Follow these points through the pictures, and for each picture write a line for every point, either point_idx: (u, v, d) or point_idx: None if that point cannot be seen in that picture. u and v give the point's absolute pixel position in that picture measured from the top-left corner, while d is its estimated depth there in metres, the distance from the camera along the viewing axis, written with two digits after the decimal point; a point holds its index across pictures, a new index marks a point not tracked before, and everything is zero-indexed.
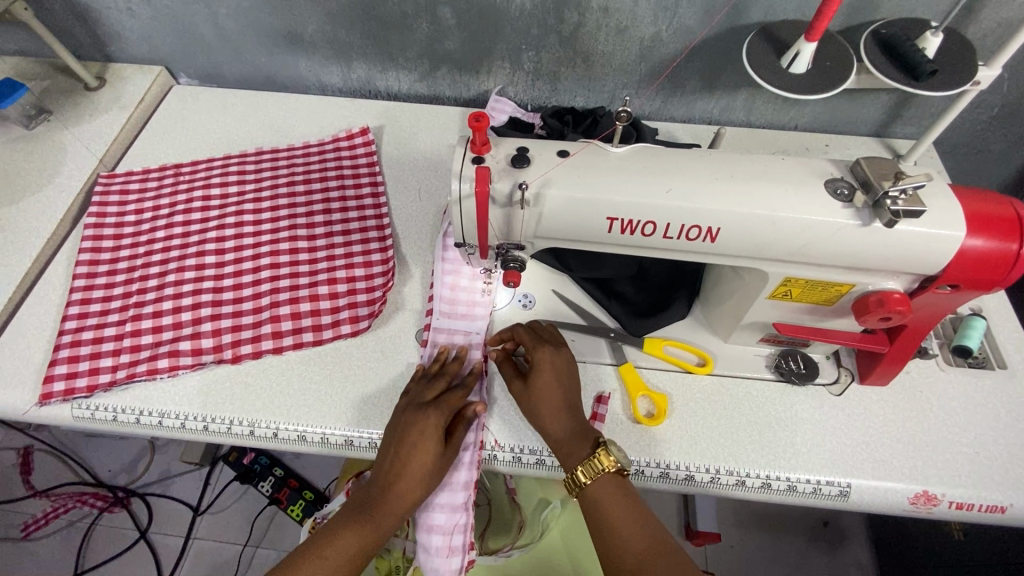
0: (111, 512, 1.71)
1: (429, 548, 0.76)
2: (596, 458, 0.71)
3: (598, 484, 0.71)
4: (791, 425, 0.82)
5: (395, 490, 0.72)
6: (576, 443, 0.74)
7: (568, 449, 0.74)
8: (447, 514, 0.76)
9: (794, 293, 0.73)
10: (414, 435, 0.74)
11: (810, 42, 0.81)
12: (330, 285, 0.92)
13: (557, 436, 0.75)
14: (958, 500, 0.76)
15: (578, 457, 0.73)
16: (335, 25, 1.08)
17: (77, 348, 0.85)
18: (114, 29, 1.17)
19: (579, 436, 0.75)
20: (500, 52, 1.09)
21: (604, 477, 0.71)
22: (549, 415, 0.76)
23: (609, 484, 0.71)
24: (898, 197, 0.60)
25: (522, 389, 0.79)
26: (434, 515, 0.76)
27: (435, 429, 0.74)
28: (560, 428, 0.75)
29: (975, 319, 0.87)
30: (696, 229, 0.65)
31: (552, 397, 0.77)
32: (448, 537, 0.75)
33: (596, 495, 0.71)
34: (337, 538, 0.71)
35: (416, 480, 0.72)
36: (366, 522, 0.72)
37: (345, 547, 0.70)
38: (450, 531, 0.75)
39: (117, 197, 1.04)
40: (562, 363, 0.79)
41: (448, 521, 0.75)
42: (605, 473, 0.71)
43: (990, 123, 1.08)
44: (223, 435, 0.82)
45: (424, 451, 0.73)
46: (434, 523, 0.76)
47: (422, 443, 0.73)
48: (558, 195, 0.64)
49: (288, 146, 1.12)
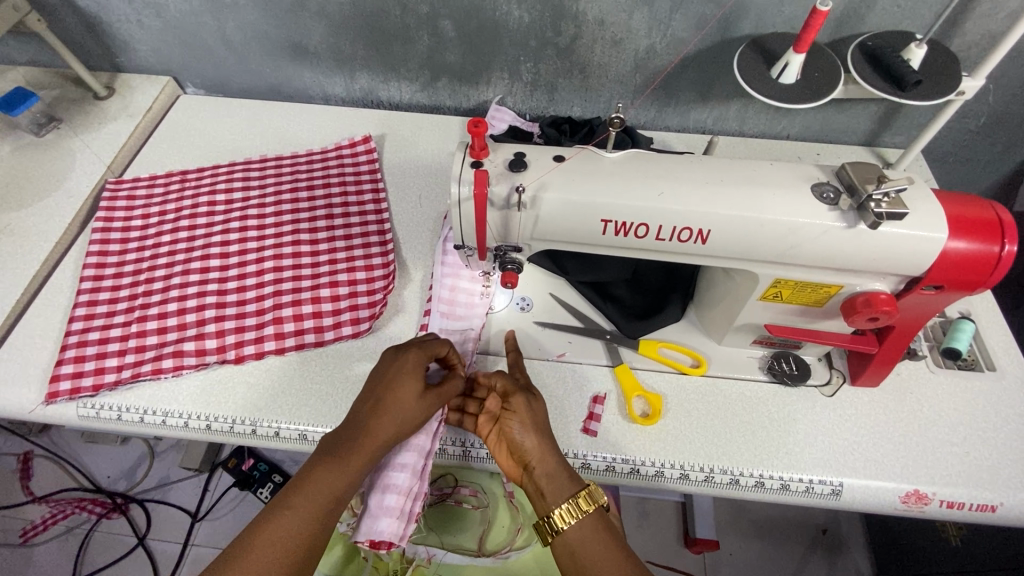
0: (109, 518, 1.71)
1: (377, 508, 0.75)
2: (579, 499, 0.69)
3: (580, 526, 0.68)
4: (783, 425, 0.83)
5: (370, 429, 0.71)
6: (563, 478, 0.71)
7: (546, 488, 0.71)
8: (406, 476, 0.76)
9: (784, 294, 0.75)
10: (394, 378, 0.74)
11: (798, 53, 0.84)
12: (332, 288, 0.94)
13: (543, 473, 0.72)
14: (948, 499, 0.77)
15: (561, 495, 0.70)
16: (339, 37, 1.11)
17: (83, 349, 0.87)
18: (123, 41, 1.20)
19: (562, 472, 0.72)
20: (499, 63, 1.12)
21: (585, 521, 0.68)
22: (539, 444, 0.73)
23: (592, 525, 0.69)
24: (882, 200, 0.62)
25: (523, 408, 0.76)
26: (395, 476, 0.76)
27: (416, 364, 0.76)
28: (546, 460, 0.72)
29: (963, 322, 0.88)
30: (688, 231, 0.67)
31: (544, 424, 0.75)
32: (403, 499, 0.75)
33: (574, 537, 0.68)
34: (309, 482, 0.67)
35: (392, 419, 0.72)
36: (340, 462, 0.69)
37: (321, 484, 0.67)
38: (406, 493, 0.76)
39: (124, 202, 1.06)
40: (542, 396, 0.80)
41: (407, 483, 0.76)
42: (586, 514, 0.69)
43: (978, 132, 1.11)
44: (225, 434, 0.84)
45: (406, 389, 0.74)
46: (391, 484, 0.76)
47: (401, 382, 0.74)
48: (554, 198, 0.66)
49: (292, 154, 1.15)
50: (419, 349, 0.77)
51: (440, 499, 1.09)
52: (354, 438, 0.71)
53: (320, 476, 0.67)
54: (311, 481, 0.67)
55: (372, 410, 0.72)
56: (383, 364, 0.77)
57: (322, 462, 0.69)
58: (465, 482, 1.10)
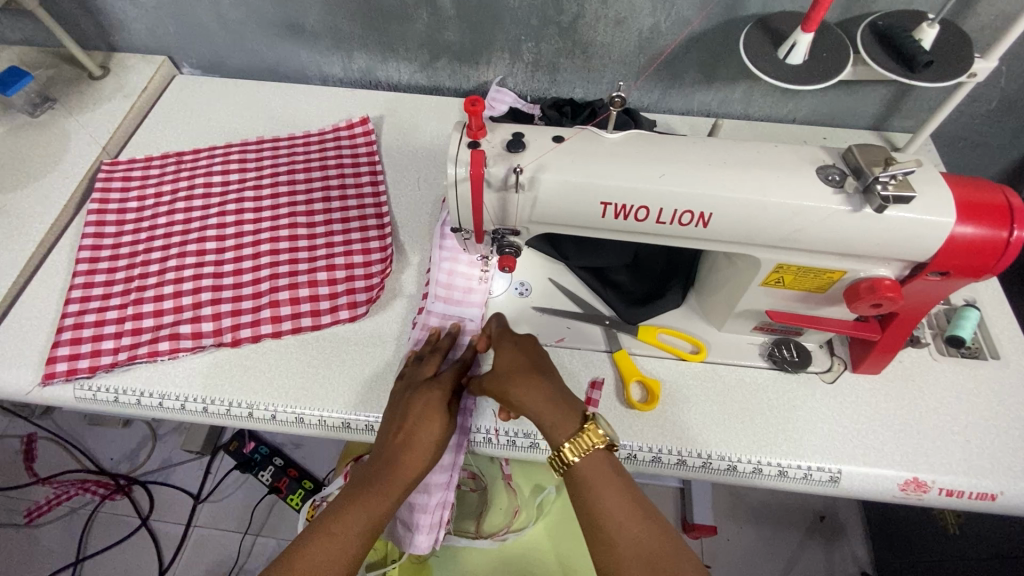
0: (113, 499, 1.73)
1: (411, 524, 0.79)
2: (586, 431, 0.68)
3: (590, 459, 0.67)
4: (783, 411, 0.82)
5: (404, 458, 0.71)
6: (562, 417, 0.70)
7: (552, 422, 0.70)
8: (433, 494, 0.79)
9: (786, 280, 0.74)
10: (424, 413, 0.75)
11: (806, 32, 0.81)
12: (329, 271, 0.93)
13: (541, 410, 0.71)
14: (947, 487, 0.77)
15: (563, 432, 0.69)
16: (336, 16, 1.09)
17: (79, 331, 0.87)
18: (117, 19, 1.18)
19: (563, 407, 0.70)
20: (499, 43, 1.09)
21: (592, 454, 0.67)
22: (531, 390, 0.72)
23: (597, 459, 0.67)
24: (889, 182, 0.60)
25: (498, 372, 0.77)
26: (421, 496, 0.78)
27: (441, 398, 0.76)
28: (542, 399, 0.71)
29: (968, 309, 0.87)
30: (689, 214, 0.65)
31: (527, 375, 0.74)
32: (432, 515, 0.79)
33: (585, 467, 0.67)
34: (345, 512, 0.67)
35: (425, 450, 0.73)
36: (373, 494, 0.69)
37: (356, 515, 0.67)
38: (434, 510, 0.79)
39: (120, 183, 1.05)
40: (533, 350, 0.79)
41: (433, 501, 0.79)
42: (594, 448, 0.67)
43: (988, 116, 1.08)
44: (223, 417, 0.84)
45: (440, 423, 0.74)
46: (418, 502, 0.79)
47: (432, 416, 0.74)
48: (552, 180, 0.65)
49: (290, 135, 1.13)
50: (445, 380, 0.78)
51: None
52: (389, 469, 0.71)
53: (358, 507, 0.68)
54: (351, 509, 0.68)
55: (404, 442, 0.73)
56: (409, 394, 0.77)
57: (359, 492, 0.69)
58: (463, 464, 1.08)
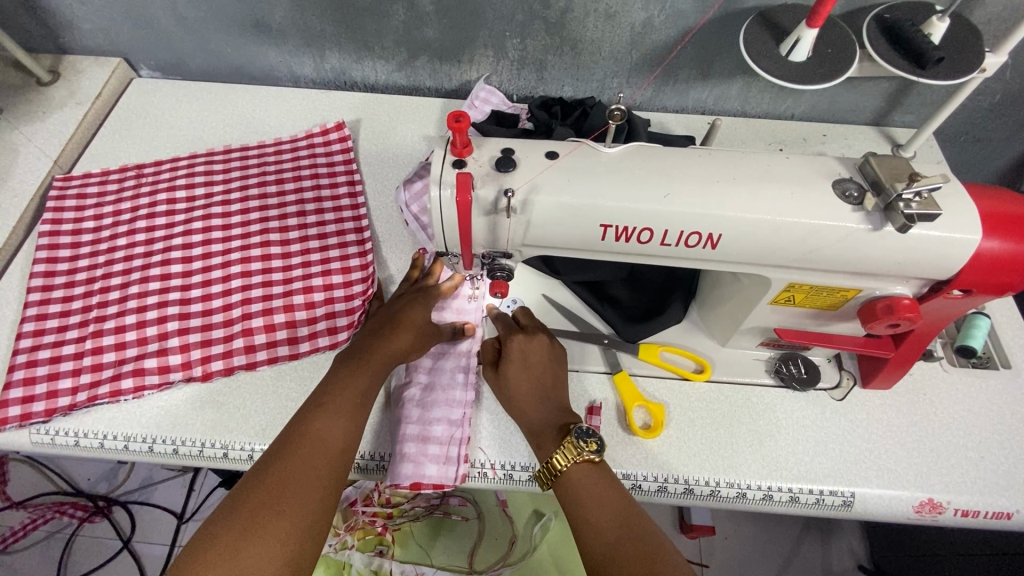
0: (92, 521, 1.65)
1: (423, 457, 0.75)
2: (566, 445, 0.67)
3: (576, 470, 0.67)
4: (793, 432, 0.79)
5: (383, 338, 0.75)
6: (548, 434, 0.71)
7: (540, 438, 0.71)
8: (445, 426, 0.77)
9: (798, 298, 0.69)
10: (403, 307, 0.79)
11: (812, 28, 0.76)
12: (306, 293, 0.86)
13: (529, 422, 0.73)
14: (963, 508, 0.74)
15: (550, 448, 0.70)
16: (305, 12, 1.00)
17: (33, 369, 0.79)
18: (64, 18, 1.08)
19: (550, 421, 0.72)
20: (482, 40, 1.02)
21: (578, 467, 0.66)
22: (524, 406, 0.74)
23: (583, 472, 0.66)
24: (912, 200, 0.56)
25: (495, 380, 0.78)
26: (432, 426, 0.76)
27: (425, 301, 0.80)
28: (534, 416, 0.73)
29: (979, 317, 0.83)
30: (696, 236, 0.60)
31: (519, 385, 0.75)
32: (445, 447, 0.75)
33: (570, 482, 0.66)
34: (337, 383, 0.70)
35: (403, 334, 0.76)
36: (358, 363, 0.73)
37: (347, 382, 0.71)
38: (447, 441, 0.76)
39: (74, 201, 0.97)
40: (535, 353, 0.77)
41: (445, 433, 0.76)
42: (579, 461, 0.67)
43: (992, 110, 1.05)
44: (194, 458, 0.77)
45: (420, 312, 0.79)
46: (431, 434, 0.76)
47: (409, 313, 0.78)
48: (546, 202, 0.59)
49: (259, 144, 1.05)
50: (423, 292, 0.82)
51: (428, 512, 1.02)
52: (346, 373, 0.72)
53: (348, 374, 0.71)
54: (339, 382, 0.70)
55: (382, 332, 0.77)
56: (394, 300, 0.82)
57: (317, 405, 0.68)
58: (455, 491, 1.04)
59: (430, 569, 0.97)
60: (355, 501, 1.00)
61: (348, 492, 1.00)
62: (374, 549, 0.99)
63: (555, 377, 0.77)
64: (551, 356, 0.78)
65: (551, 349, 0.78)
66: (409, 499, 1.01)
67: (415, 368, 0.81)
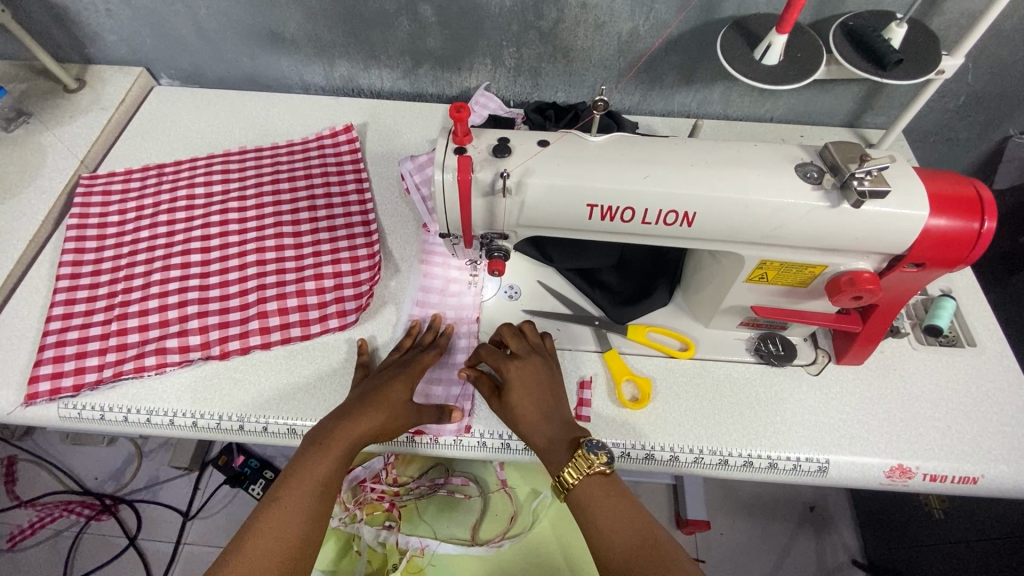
0: (99, 520, 1.68)
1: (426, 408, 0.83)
2: (579, 457, 0.71)
3: (587, 483, 0.70)
4: (772, 405, 0.84)
5: (379, 396, 0.76)
6: (559, 449, 0.73)
7: (550, 455, 0.74)
8: (447, 386, 0.85)
9: (770, 276, 0.75)
10: (384, 382, 0.78)
11: (781, 34, 0.83)
12: (317, 280, 0.92)
13: (540, 445, 0.75)
14: (931, 472, 0.79)
15: (561, 462, 0.73)
16: (317, 24, 1.09)
17: (62, 348, 0.85)
18: (92, 30, 1.16)
19: (559, 440, 0.74)
20: (481, 49, 1.10)
21: (591, 478, 0.70)
22: (531, 427, 0.76)
23: (595, 483, 0.70)
24: (865, 177, 0.63)
25: (500, 408, 0.79)
26: (435, 384, 0.85)
27: (406, 373, 0.79)
28: (541, 435, 0.75)
29: (944, 299, 0.89)
30: (674, 214, 0.67)
31: (527, 411, 0.77)
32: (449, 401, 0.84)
33: (583, 495, 0.70)
34: (383, 394, 0.76)
35: (391, 395, 0.76)
36: (376, 402, 0.75)
37: (394, 395, 0.76)
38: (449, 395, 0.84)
39: (100, 197, 1.03)
40: (534, 375, 0.79)
41: (446, 391, 0.84)
42: (591, 473, 0.70)
43: (957, 111, 1.13)
44: (212, 431, 0.83)
45: (397, 390, 0.77)
46: (435, 391, 0.84)
47: (391, 382, 0.78)
48: (538, 183, 0.66)
49: (272, 145, 1.12)
50: (409, 365, 0.81)
51: (432, 490, 1.07)
52: (332, 432, 0.72)
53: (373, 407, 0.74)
54: (391, 391, 0.76)
55: (367, 398, 0.76)
56: (380, 373, 0.81)
57: (360, 407, 0.74)
58: (457, 472, 1.10)
59: (434, 541, 1.01)
60: (364, 480, 1.05)
61: (358, 471, 1.05)
62: (383, 523, 1.04)
63: (555, 395, 0.79)
64: (549, 376, 0.80)
65: (546, 370, 0.81)
66: (413, 479, 1.09)
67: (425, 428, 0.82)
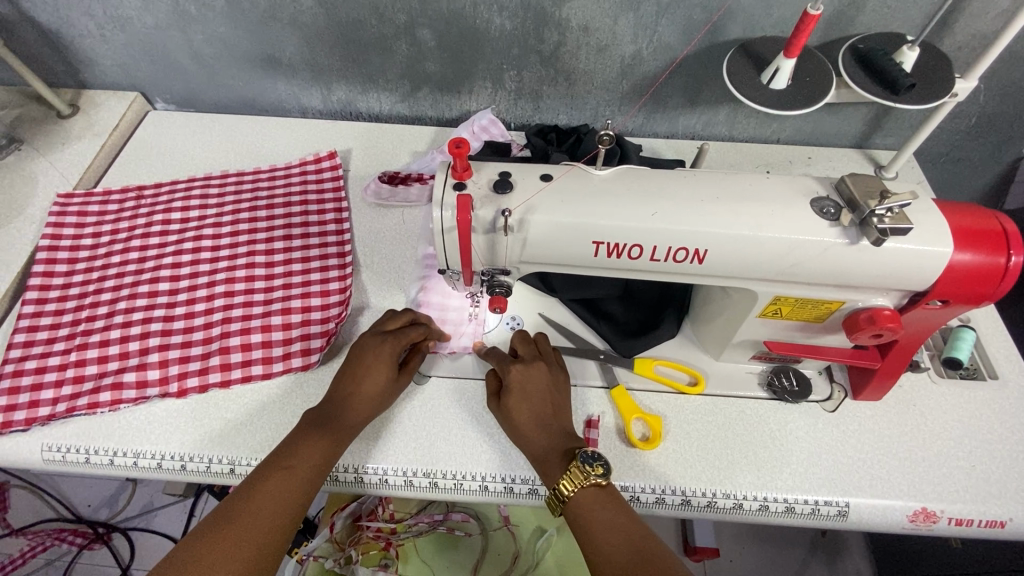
0: (92, 548, 1.63)
1: (428, 448, 0.80)
2: (572, 469, 0.67)
3: (582, 494, 0.66)
4: (788, 444, 0.80)
5: (363, 375, 0.76)
6: (554, 460, 0.70)
7: (545, 465, 0.71)
8: (452, 424, 0.82)
9: (784, 311, 0.72)
10: (366, 354, 0.78)
11: (789, 58, 0.80)
12: (284, 315, 0.89)
13: (536, 454, 0.72)
14: (956, 516, 0.75)
15: (556, 473, 0.69)
16: (313, 48, 1.06)
17: (19, 378, 0.82)
18: (87, 56, 1.14)
19: (554, 450, 0.71)
20: (481, 72, 1.08)
21: (584, 491, 0.66)
22: (527, 434, 0.73)
23: (590, 495, 0.66)
24: (885, 215, 0.60)
25: (497, 411, 0.76)
26: (438, 421, 0.82)
27: (390, 351, 0.78)
28: (537, 441, 0.72)
29: (963, 330, 0.86)
30: (684, 251, 0.64)
31: (523, 418, 0.74)
32: (450, 441, 0.80)
33: (578, 509, 0.66)
34: (363, 375, 0.76)
35: (374, 374, 0.76)
36: (361, 384, 0.76)
37: (375, 376, 0.76)
38: (452, 437, 0.81)
39: (74, 219, 1.01)
40: (534, 382, 0.76)
41: (447, 429, 0.81)
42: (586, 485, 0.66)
43: (969, 132, 1.10)
44: (202, 474, 0.79)
45: (379, 370, 0.77)
46: (438, 434, 0.81)
47: (374, 363, 0.77)
48: (542, 221, 0.63)
49: (255, 170, 1.10)
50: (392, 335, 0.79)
51: (431, 527, 1.03)
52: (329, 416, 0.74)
53: (359, 394, 0.76)
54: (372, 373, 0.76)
55: (350, 379, 0.76)
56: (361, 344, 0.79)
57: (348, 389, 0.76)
58: (457, 508, 1.06)
59: None
60: (360, 517, 1.03)
61: (353, 507, 1.03)
62: (379, 563, 1.00)
63: (556, 406, 0.75)
64: (552, 384, 0.77)
65: (552, 377, 0.77)
66: (411, 515, 1.04)
67: (429, 471, 0.78)
